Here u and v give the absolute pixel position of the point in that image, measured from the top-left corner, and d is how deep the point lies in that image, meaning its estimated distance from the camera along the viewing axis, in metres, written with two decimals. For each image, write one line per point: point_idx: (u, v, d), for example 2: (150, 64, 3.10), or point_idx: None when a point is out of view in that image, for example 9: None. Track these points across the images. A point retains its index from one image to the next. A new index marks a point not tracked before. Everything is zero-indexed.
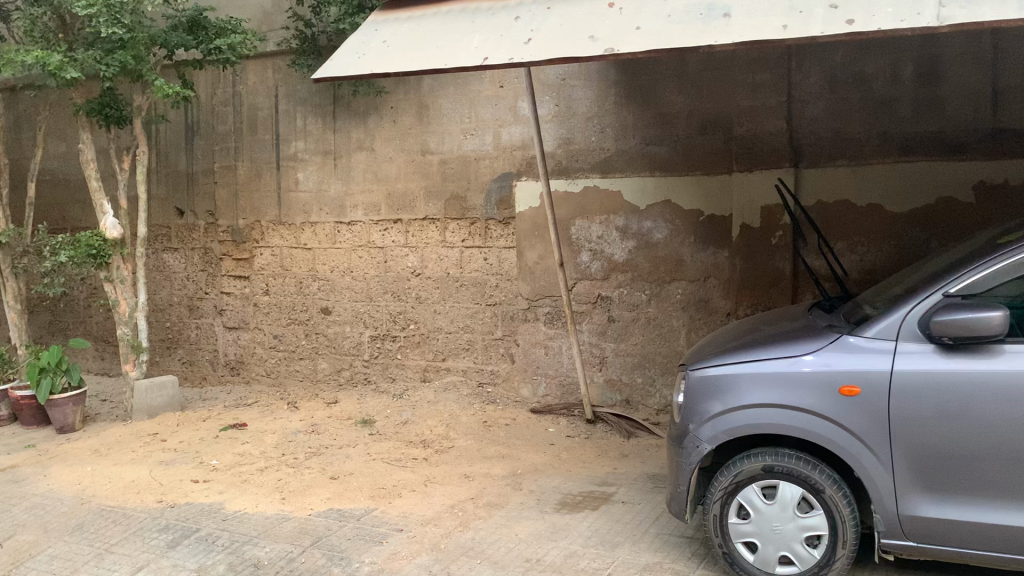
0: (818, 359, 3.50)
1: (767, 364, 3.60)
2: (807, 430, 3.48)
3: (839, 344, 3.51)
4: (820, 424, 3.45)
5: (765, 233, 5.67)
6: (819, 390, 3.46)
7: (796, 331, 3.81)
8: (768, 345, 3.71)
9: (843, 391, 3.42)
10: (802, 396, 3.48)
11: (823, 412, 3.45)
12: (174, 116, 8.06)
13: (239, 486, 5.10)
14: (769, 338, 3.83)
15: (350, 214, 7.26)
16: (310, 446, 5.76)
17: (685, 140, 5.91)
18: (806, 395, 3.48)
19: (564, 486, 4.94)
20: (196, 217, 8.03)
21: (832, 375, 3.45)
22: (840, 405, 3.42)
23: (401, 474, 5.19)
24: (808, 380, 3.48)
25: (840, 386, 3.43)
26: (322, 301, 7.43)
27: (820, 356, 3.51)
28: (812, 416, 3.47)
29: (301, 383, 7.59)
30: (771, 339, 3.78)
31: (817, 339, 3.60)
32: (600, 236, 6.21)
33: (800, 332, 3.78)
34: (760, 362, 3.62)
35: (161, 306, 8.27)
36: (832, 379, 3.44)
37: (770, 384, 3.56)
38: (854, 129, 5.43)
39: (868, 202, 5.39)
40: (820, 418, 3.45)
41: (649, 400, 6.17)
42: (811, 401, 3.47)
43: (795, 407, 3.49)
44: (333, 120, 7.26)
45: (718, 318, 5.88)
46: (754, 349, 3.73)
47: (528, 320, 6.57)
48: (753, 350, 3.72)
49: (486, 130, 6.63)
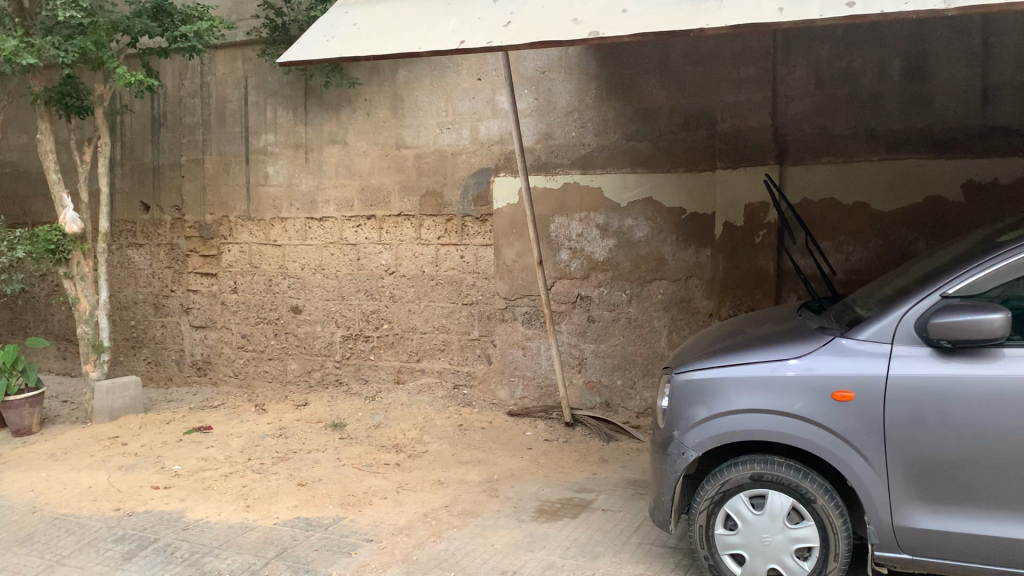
0: (809, 362, 3.35)
1: (756, 368, 3.44)
2: (797, 437, 3.32)
3: (831, 346, 3.36)
4: (811, 431, 3.30)
5: (749, 231, 5.51)
6: (811, 395, 3.30)
7: (785, 333, 3.65)
8: (757, 348, 3.55)
9: (835, 397, 3.27)
10: (793, 401, 3.33)
11: (815, 418, 3.29)
12: (140, 107, 7.79)
13: (202, 493, 4.86)
14: (757, 340, 3.68)
15: (322, 210, 7.03)
16: (278, 451, 5.53)
17: (668, 135, 5.75)
18: (797, 400, 3.32)
19: (542, 493, 4.76)
20: (162, 212, 7.76)
21: (824, 379, 3.29)
22: (832, 411, 3.27)
23: (372, 480, 4.98)
24: (799, 384, 3.33)
25: (832, 391, 3.28)
26: (293, 300, 7.20)
27: (811, 359, 3.36)
28: (803, 422, 3.31)
29: (270, 385, 7.34)
30: (759, 341, 3.63)
31: (808, 341, 3.45)
32: (579, 234, 6.04)
33: (789, 334, 3.63)
34: (749, 365, 3.46)
35: (125, 304, 7.99)
36: (824, 383, 3.29)
37: (759, 388, 3.40)
38: (841, 125, 5.29)
39: (855, 200, 5.26)
40: (811, 425, 3.30)
41: (629, 403, 6.00)
42: (802, 406, 3.31)
43: (786, 412, 3.33)
44: (304, 113, 7.03)
45: (701, 319, 5.73)
46: (741, 351, 3.57)
47: (505, 320, 6.38)
48: (740, 353, 3.56)
49: (462, 124, 6.43)
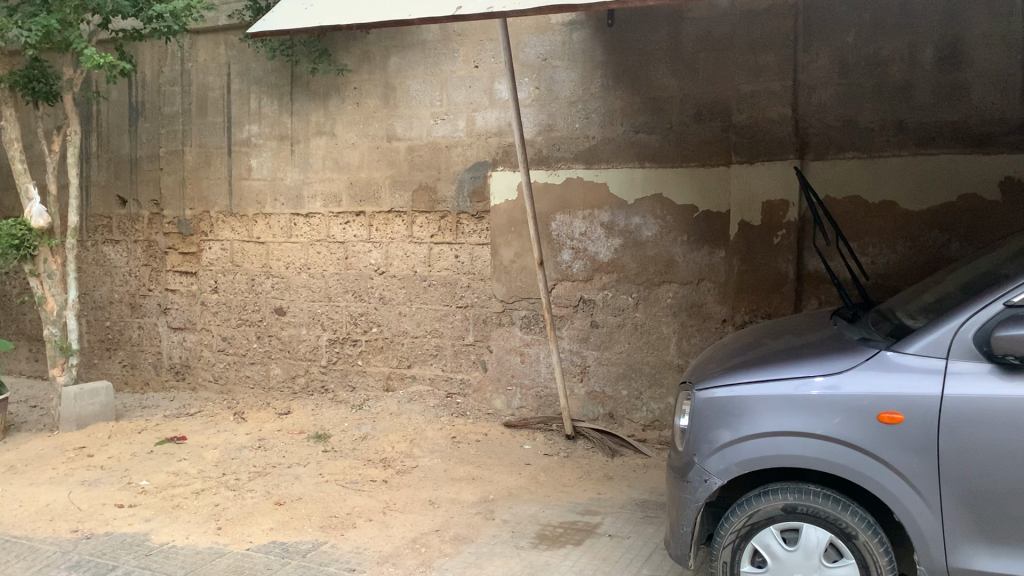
0: (849, 379, 2.95)
1: (789, 385, 3.03)
2: (836, 464, 2.92)
3: (875, 361, 2.96)
4: (853, 457, 2.90)
5: (766, 232, 5.11)
6: (853, 416, 2.90)
7: (819, 345, 3.24)
8: (789, 361, 3.14)
9: (880, 419, 2.87)
10: (832, 423, 2.92)
11: (858, 442, 2.89)
12: (117, 96, 7.36)
13: (169, 512, 4.43)
14: (786, 352, 3.27)
15: (308, 205, 6.61)
16: (255, 465, 5.10)
17: (679, 128, 5.35)
18: (837, 422, 2.92)
19: (543, 515, 4.34)
20: (139, 207, 7.34)
21: (868, 399, 2.89)
22: (878, 435, 2.87)
23: (355, 499, 4.56)
24: (839, 405, 2.92)
25: (877, 412, 2.87)
26: (276, 301, 6.77)
27: (851, 376, 2.95)
28: (844, 447, 2.91)
29: (252, 391, 6.92)
30: (790, 354, 3.22)
31: (849, 355, 3.04)
32: (583, 233, 5.63)
33: (824, 346, 3.22)
34: (782, 382, 3.05)
35: (100, 304, 7.56)
36: (868, 404, 2.89)
37: (792, 407, 2.99)
38: (866, 118, 4.90)
39: (882, 199, 4.86)
40: (854, 451, 2.90)
41: (635, 414, 5.59)
42: (843, 429, 2.91)
43: (825, 436, 2.93)
44: (290, 102, 6.61)
45: (713, 325, 5.32)
46: (771, 366, 3.16)
47: (502, 325, 5.97)
48: (771, 367, 3.15)
49: (458, 115, 6.02)
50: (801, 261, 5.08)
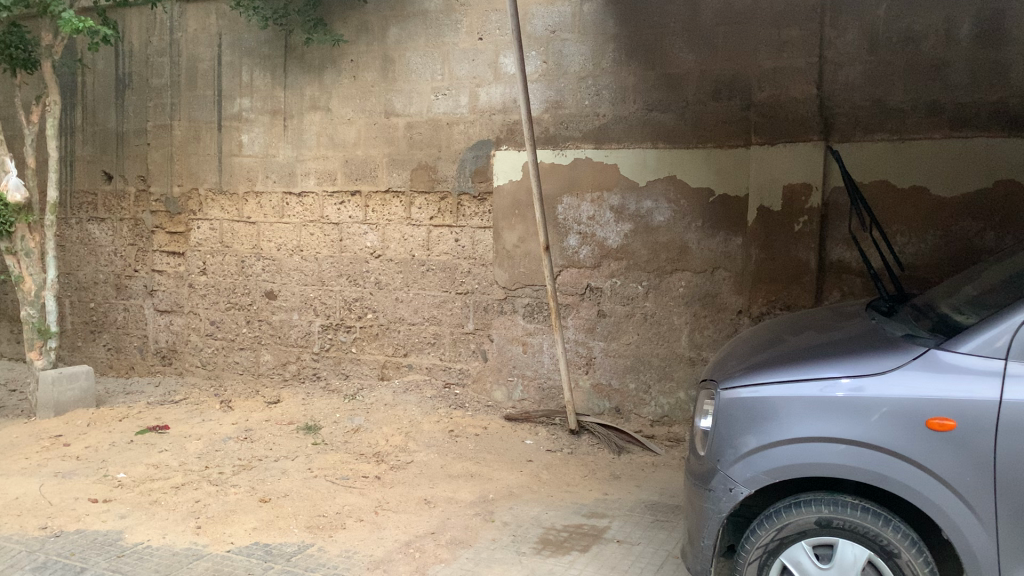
0: (884, 380, 2.66)
1: (815, 387, 2.75)
2: (874, 474, 2.63)
3: (912, 360, 2.68)
4: (893, 467, 2.61)
5: (787, 218, 4.79)
6: (891, 421, 2.62)
7: (846, 342, 2.95)
8: (814, 360, 2.86)
9: (922, 424, 2.58)
10: (868, 429, 2.64)
11: (898, 451, 2.60)
12: (103, 66, 7.02)
13: (146, 509, 4.13)
14: (810, 350, 2.98)
15: (301, 183, 6.29)
16: (240, 458, 4.81)
17: (695, 106, 5.03)
18: (874, 428, 2.63)
19: (546, 517, 4.05)
20: (126, 183, 7.02)
21: (906, 402, 2.61)
22: (921, 443, 2.58)
23: (346, 498, 4.26)
24: (875, 408, 2.64)
25: (917, 416, 2.59)
26: (267, 284, 6.47)
27: (886, 376, 2.67)
28: (883, 455, 2.62)
29: (241, 377, 6.62)
30: (815, 352, 2.93)
31: (882, 354, 2.76)
32: (591, 217, 5.33)
33: (852, 343, 2.93)
34: (807, 383, 2.77)
35: (85, 284, 7.26)
36: (906, 408, 2.60)
37: (820, 410, 2.71)
38: (897, 98, 4.58)
39: (912, 184, 4.56)
40: (894, 460, 2.61)
41: (643, 409, 5.29)
42: (881, 436, 2.62)
43: (861, 442, 2.64)
44: (283, 75, 6.28)
45: (728, 316, 5.01)
46: (794, 365, 2.87)
47: (503, 313, 5.67)
48: (795, 366, 2.86)
49: (460, 90, 5.69)
50: (824, 250, 4.77)
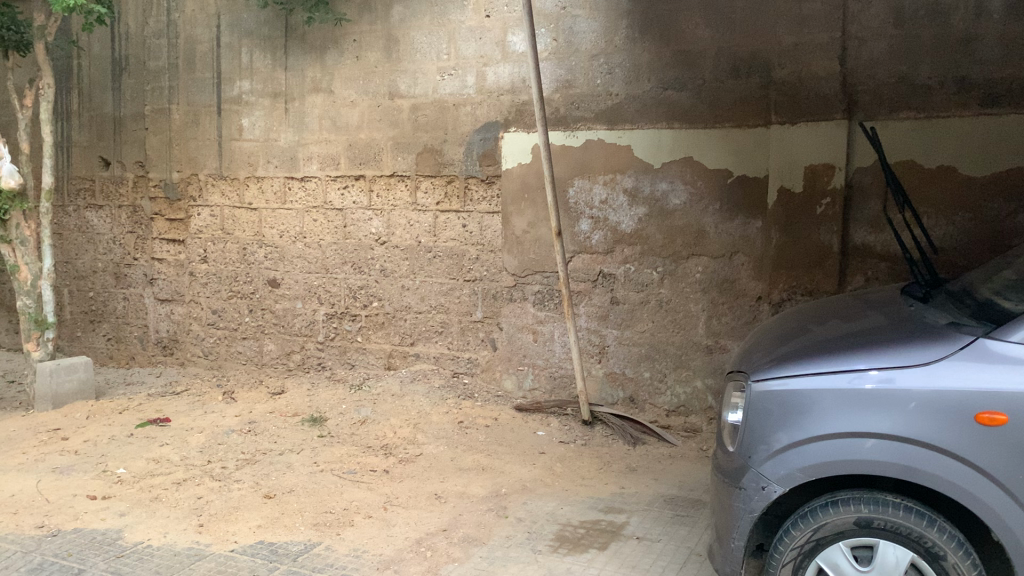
0: (918, 371, 2.51)
1: (843, 379, 2.60)
2: (913, 471, 2.47)
3: (948, 350, 2.52)
4: (936, 463, 2.45)
5: (808, 200, 4.62)
6: (930, 414, 2.45)
7: (875, 332, 2.79)
8: (841, 351, 2.70)
9: (964, 416, 2.42)
10: (905, 422, 2.48)
11: (939, 445, 2.44)
12: (98, 49, 6.84)
13: (146, 506, 3.98)
14: (837, 340, 2.82)
15: (304, 168, 6.12)
16: (244, 452, 4.66)
17: (712, 85, 4.84)
18: (912, 421, 2.47)
19: (562, 513, 3.90)
20: (124, 169, 6.85)
21: (944, 393, 2.45)
22: (964, 437, 2.42)
23: (354, 493, 4.11)
24: (911, 401, 2.48)
25: (957, 408, 2.43)
26: (269, 272, 6.30)
27: (919, 366, 2.51)
28: (923, 450, 2.46)
29: (244, 368, 6.47)
30: (842, 343, 2.77)
31: (914, 343, 2.60)
32: (603, 200, 5.15)
33: (882, 333, 2.77)
34: (835, 376, 2.62)
35: (83, 273, 7.11)
36: (946, 400, 2.44)
37: (850, 404, 2.56)
38: (924, 74, 4.39)
39: (939, 164, 4.37)
40: (935, 455, 2.45)
41: (658, 399, 5.13)
42: (920, 430, 2.46)
43: (900, 437, 2.48)
44: (284, 56, 6.09)
45: (747, 303, 4.84)
46: (820, 356, 2.72)
47: (513, 300, 5.50)
48: (822, 357, 2.71)
49: (467, 70, 5.50)
50: (847, 233, 4.59)
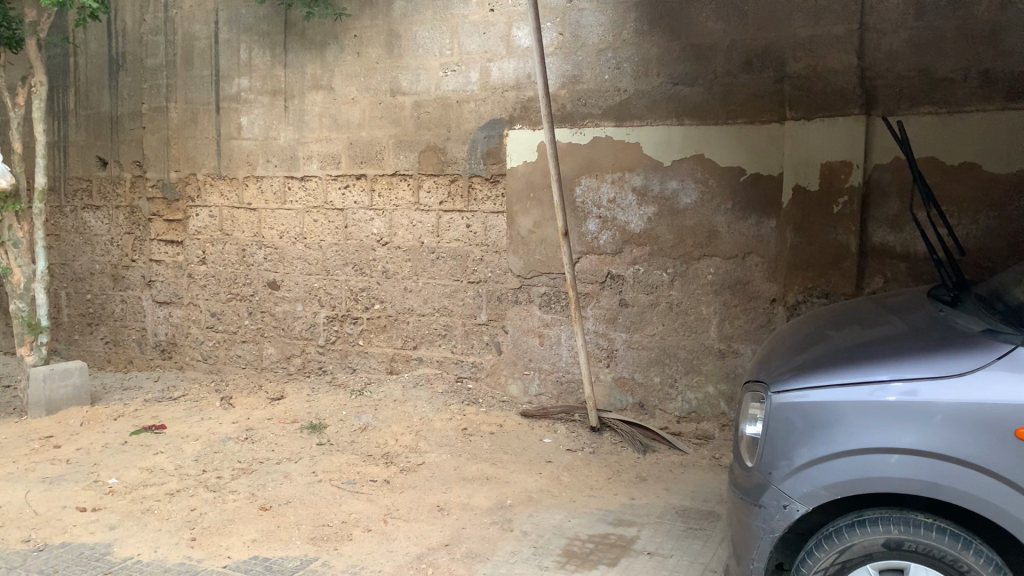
0: (948, 382, 2.34)
1: (865, 391, 2.45)
2: (944, 488, 2.30)
3: (978, 359, 2.35)
4: (968, 479, 2.28)
5: (825, 199, 4.44)
6: (960, 428, 2.29)
7: (897, 339, 2.63)
8: (862, 361, 2.54)
9: (998, 430, 2.25)
10: (933, 436, 2.31)
11: (971, 460, 2.27)
12: (95, 46, 6.69)
13: (137, 518, 3.83)
14: (857, 349, 2.66)
15: (304, 167, 5.97)
16: (240, 461, 4.51)
17: (724, 79, 4.67)
18: (941, 435, 2.31)
19: (569, 526, 3.74)
20: (121, 169, 6.70)
21: (975, 405, 2.28)
22: (1000, 452, 2.25)
23: (353, 505, 3.96)
24: (939, 413, 2.32)
25: (989, 421, 2.26)
26: (269, 274, 6.15)
27: (949, 377, 2.35)
28: (956, 467, 2.29)
29: (244, 372, 6.32)
30: (862, 352, 2.61)
31: (942, 352, 2.43)
32: (611, 200, 4.99)
33: (908, 340, 2.60)
34: (858, 388, 2.46)
35: (81, 275, 6.97)
36: (981, 413, 2.27)
37: (874, 418, 2.40)
38: (945, 67, 4.21)
39: (962, 161, 4.19)
40: (968, 472, 2.28)
41: (668, 405, 4.96)
42: (950, 444, 2.29)
43: (928, 452, 2.32)
44: (283, 53, 5.94)
45: (761, 305, 4.67)
46: (840, 366, 2.56)
47: (518, 303, 5.34)
48: (842, 367, 2.55)
49: (471, 66, 5.34)
50: (865, 232, 4.41)
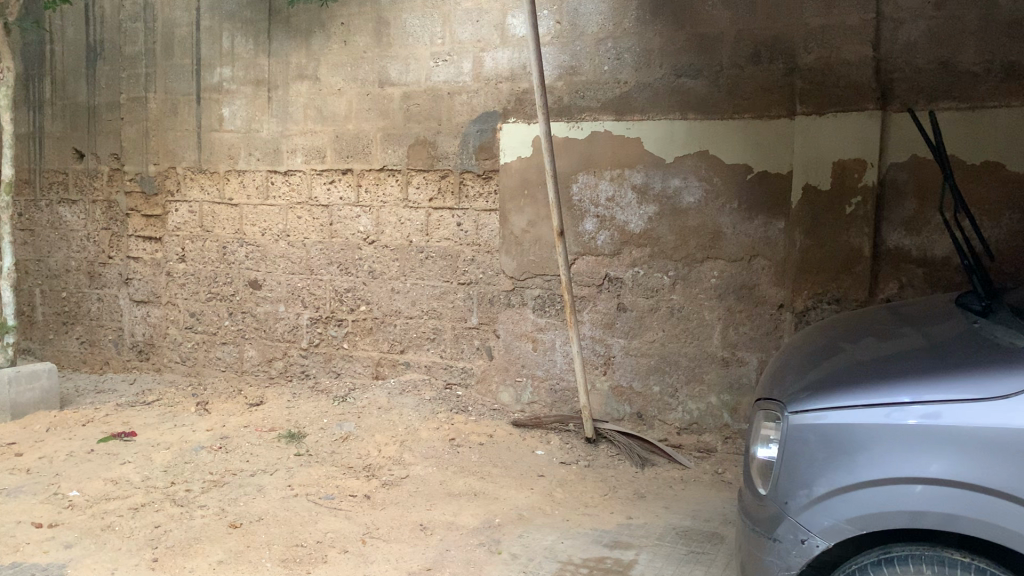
0: (984, 405, 2.07)
1: (890, 414, 2.18)
2: (974, 522, 2.03)
3: (1018, 378, 2.08)
4: (1006, 514, 2.00)
5: (837, 199, 4.17)
6: (992, 454, 2.02)
7: (921, 353, 2.36)
8: (885, 378, 2.28)
9: None
10: (967, 465, 2.04)
11: (1009, 492, 2.00)
12: (72, 33, 6.40)
13: (96, 536, 3.55)
14: (874, 365, 2.40)
15: (288, 161, 5.69)
16: (211, 473, 4.24)
17: (731, 72, 4.41)
18: (975, 463, 2.03)
19: (561, 547, 3.47)
20: (98, 162, 6.41)
21: (1008, 430, 2.02)
22: None
23: (330, 522, 3.68)
24: (971, 439, 2.05)
25: None
26: (250, 272, 5.88)
27: (987, 400, 2.07)
28: (994, 500, 2.01)
29: (223, 375, 6.04)
30: (885, 367, 2.34)
31: (977, 369, 2.16)
32: (610, 198, 4.72)
33: (937, 354, 2.33)
34: (882, 410, 2.20)
35: (56, 272, 6.68)
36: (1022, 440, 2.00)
37: (895, 443, 2.14)
38: (967, 60, 3.95)
39: (984, 160, 3.93)
40: (1004, 504, 2.00)
41: (668, 415, 4.70)
42: (986, 475, 2.02)
43: (957, 482, 2.05)
44: (267, 41, 5.66)
45: (767, 311, 4.41)
46: (857, 385, 2.30)
47: (511, 306, 5.07)
48: (863, 386, 2.29)
49: (463, 56, 5.07)
50: (879, 235, 4.15)
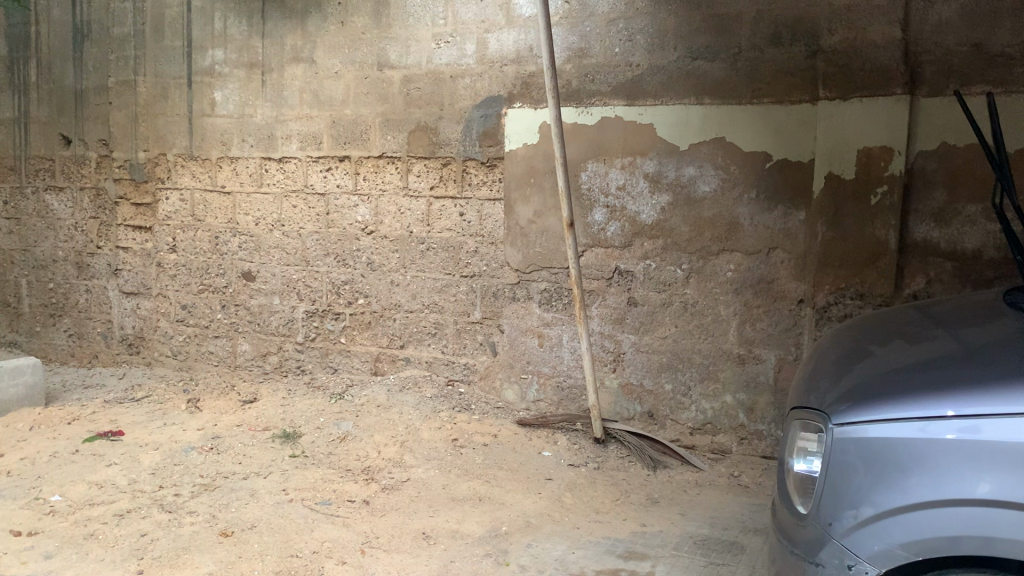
0: None
1: (938, 427, 1.96)
2: None
3: None
4: None
5: (862, 189, 3.95)
6: None
7: (969, 358, 2.14)
8: (931, 387, 2.06)
9: None
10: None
11: None
12: (58, 14, 6.15)
13: (78, 545, 3.34)
14: (916, 371, 2.18)
15: (283, 147, 5.45)
16: (201, 476, 4.02)
17: (749, 54, 4.18)
18: None
19: (572, 559, 3.27)
20: (86, 148, 6.17)
21: None
22: None
23: (327, 530, 3.48)
24: None
25: None
26: (244, 263, 5.65)
27: None
28: None
29: (216, 369, 5.82)
30: (930, 374, 2.13)
31: None
32: (620, 187, 4.50)
33: (988, 358, 2.11)
34: (931, 423, 1.98)
35: (42, 263, 6.45)
36: None
37: (945, 459, 1.93)
38: (1001, 41, 3.73)
39: (1018, 148, 3.72)
40: None
41: (680, 415, 4.49)
42: None
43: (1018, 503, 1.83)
44: (261, 21, 5.42)
45: (786, 307, 4.19)
46: (894, 396, 2.10)
47: (516, 300, 4.86)
48: (908, 396, 2.07)
49: (466, 37, 4.84)
50: (906, 227, 3.94)
